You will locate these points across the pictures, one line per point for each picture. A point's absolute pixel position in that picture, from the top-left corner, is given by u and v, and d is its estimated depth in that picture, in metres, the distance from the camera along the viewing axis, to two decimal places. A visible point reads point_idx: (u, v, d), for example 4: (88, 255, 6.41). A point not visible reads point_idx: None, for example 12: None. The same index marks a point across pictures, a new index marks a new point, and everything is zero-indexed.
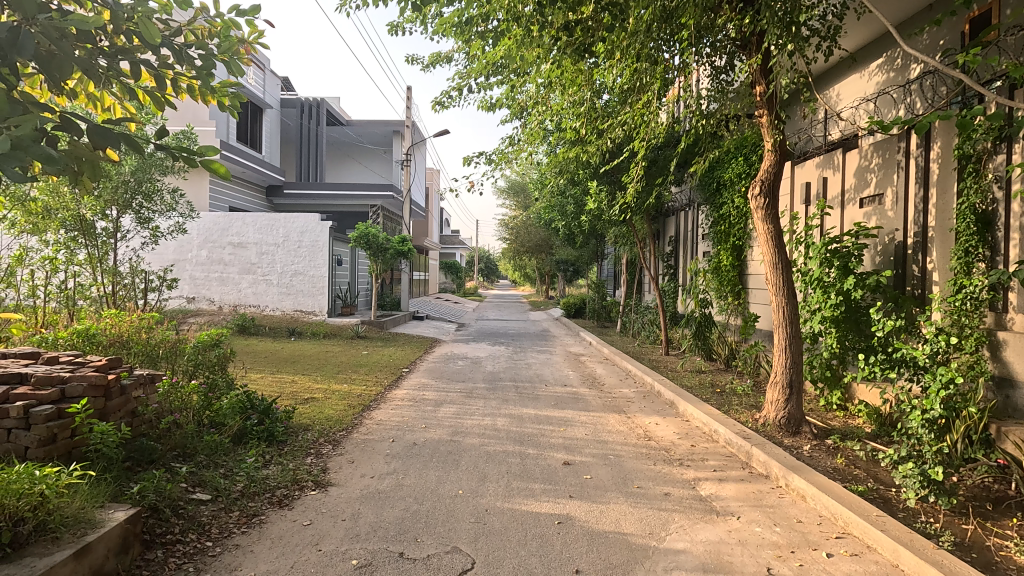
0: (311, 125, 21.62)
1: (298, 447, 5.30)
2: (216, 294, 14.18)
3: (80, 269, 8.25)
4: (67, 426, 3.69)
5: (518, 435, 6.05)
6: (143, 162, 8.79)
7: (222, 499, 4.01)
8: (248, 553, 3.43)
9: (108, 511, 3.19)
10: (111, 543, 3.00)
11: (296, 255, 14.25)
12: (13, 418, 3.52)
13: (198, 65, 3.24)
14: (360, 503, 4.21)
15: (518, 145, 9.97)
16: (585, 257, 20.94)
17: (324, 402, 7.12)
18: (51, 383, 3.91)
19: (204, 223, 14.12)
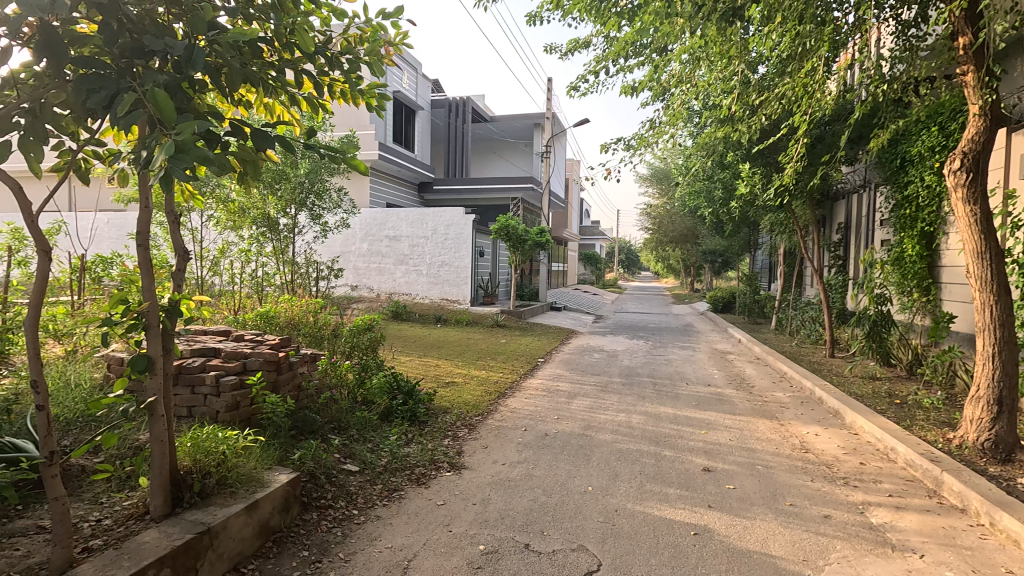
0: (457, 124, 22.65)
1: (437, 429, 5.59)
2: (374, 282, 15.58)
3: (267, 260, 9.57)
4: (247, 395, 4.28)
5: (655, 434, 5.75)
6: (315, 164, 9.91)
7: (369, 472, 4.35)
8: (387, 526, 3.67)
9: (274, 473, 3.62)
10: (275, 502, 3.39)
11: (443, 247, 15.13)
12: (208, 386, 4.15)
13: (349, 69, 3.49)
14: (491, 489, 4.29)
15: (660, 128, 9.44)
16: (736, 248, 19.37)
17: (464, 387, 7.43)
18: (236, 357, 4.56)
19: (365, 219, 15.57)
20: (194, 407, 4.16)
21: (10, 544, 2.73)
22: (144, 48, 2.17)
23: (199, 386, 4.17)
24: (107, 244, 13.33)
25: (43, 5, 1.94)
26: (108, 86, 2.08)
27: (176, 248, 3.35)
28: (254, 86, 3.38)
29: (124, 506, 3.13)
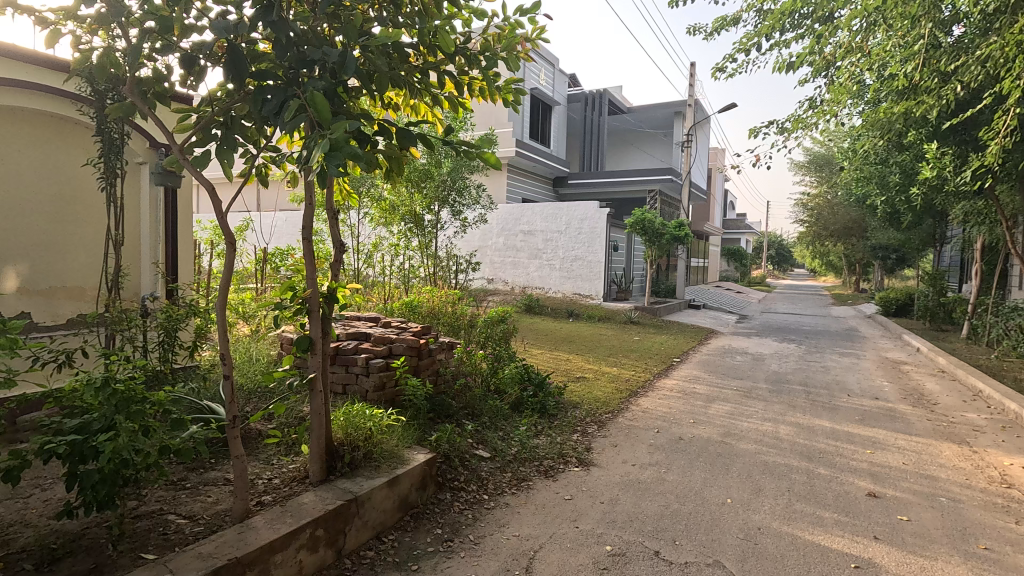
0: (594, 117, 22.37)
1: (567, 423, 5.58)
2: (509, 276, 16.03)
3: (413, 253, 10.29)
4: (392, 377, 4.62)
5: (807, 449, 5.16)
6: (456, 163, 10.41)
7: (499, 459, 4.47)
8: (515, 514, 3.74)
9: (413, 451, 3.87)
10: (414, 479, 3.62)
11: (577, 241, 15.08)
12: (359, 366, 4.57)
13: (487, 67, 3.57)
14: (620, 489, 4.16)
15: (821, 107, 8.45)
16: (916, 242, 16.71)
17: (594, 382, 7.33)
18: (383, 342, 4.95)
19: (502, 214, 16.05)
20: (348, 385, 4.60)
21: (204, 492, 3.24)
22: (307, 59, 2.41)
23: (352, 366, 4.61)
24: (284, 239, 15.33)
25: (229, 28, 2.24)
26: (279, 95, 2.35)
27: (334, 241, 3.70)
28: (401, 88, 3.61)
29: (289, 469, 3.55)
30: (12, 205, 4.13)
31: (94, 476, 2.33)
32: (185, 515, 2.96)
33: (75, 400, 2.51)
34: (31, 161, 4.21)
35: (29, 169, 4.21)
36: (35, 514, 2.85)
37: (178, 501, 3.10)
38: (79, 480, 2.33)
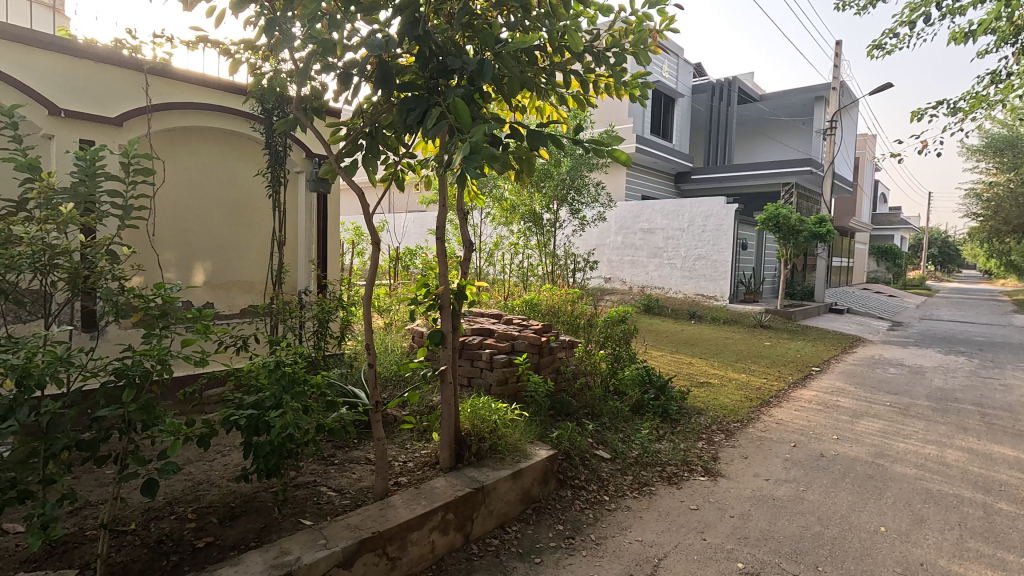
0: (721, 107, 21.11)
1: (691, 429, 5.33)
2: (628, 275, 15.67)
3: (532, 252, 10.44)
4: (514, 372, 4.75)
5: (983, 479, 4.45)
6: (576, 161, 10.38)
7: (620, 461, 4.39)
8: (637, 518, 3.66)
9: (535, 447, 3.93)
10: (536, 474, 3.68)
11: (701, 240, 14.34)
12: (483, 361, 4.75)
13: (613, 63, 3.52)
14: (751, 504, 3.90)
15: (1007, 82, 7.22)
16: None
17: (720, 389, 6.93)
18: (507, 338, 5.11)
19: (620, 213, 15.72)
20: (473, 378, 4.81)
21: (349, 468, 3.57)
22: (447, 68, 2.55)
23: (476, 361, 4.81)
24: (413, 238, 16.35)
25: (382, 45, 2.43)
26: (421, 104, 2.51)
27: (464, 240, 3.88)
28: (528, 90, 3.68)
29: (422, 454, 3.79)
30: (202, 210, 4.86)
31: (265, 446, 2.66)
32: (333, 488, 3.28)
33: (251, 380, 2.89)
34: (216, 172, 4.93)
35: (215, 179, 4.92)
36: (217, 475, 3.33)
37: (328, 475, 3.44)
38: (254, 449, 2.68)
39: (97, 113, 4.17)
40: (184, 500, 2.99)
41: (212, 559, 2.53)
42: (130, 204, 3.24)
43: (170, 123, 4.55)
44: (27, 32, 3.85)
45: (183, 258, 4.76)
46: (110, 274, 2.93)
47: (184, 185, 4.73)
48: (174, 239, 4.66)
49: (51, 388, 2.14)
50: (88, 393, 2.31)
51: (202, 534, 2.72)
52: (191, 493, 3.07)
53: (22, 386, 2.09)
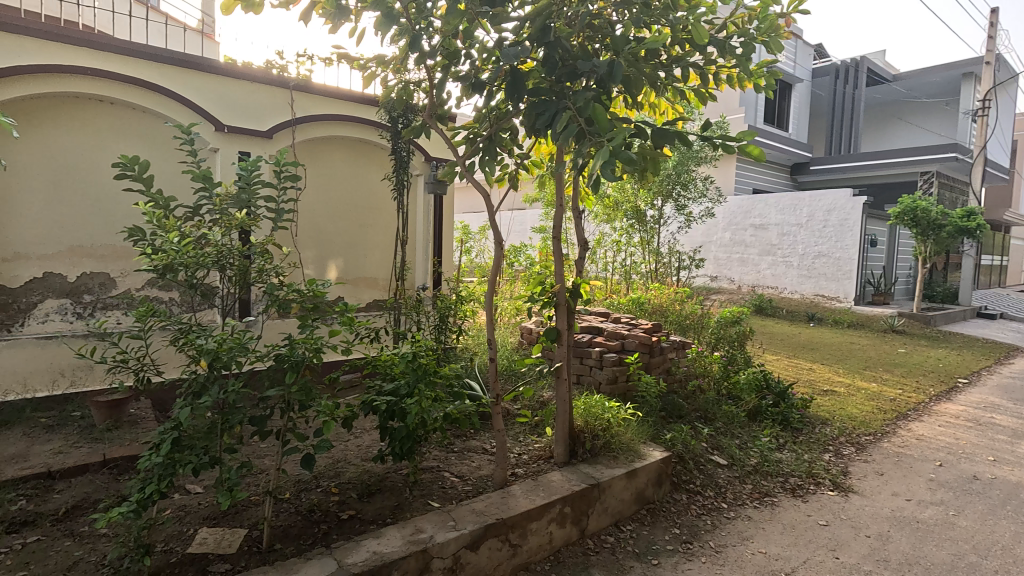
0: (846, 91, 19.29)
1: (816, 440, 4.98)
2: (736, 273, 14.80)
3: (635, 250, 10.22)
4: (625, 372, 4.71)
5: None
6: (683, 155, 9.97)
7: (738, 469, 4.21)
8: (760, 529, 3.50)
9: (649, 448, 3.89)
10: (651, 474, 3.64)
11: (821, 236, 13.26)
12: (593, 359, 4.77)
13: (739, 53, 3.36)
14: (890, 525, 3.59)
15: None
16: None
17: (847, 398, 6.39)
18: (616, 337, 5.08)
19: (729, 208, 14.78)
20: (582, 376, 4.84)
21: (468, 457, 3.75)
22: (576, 71, 2.63)
23: (586, 358, 4.84)
24: (514, 236, 16.63)
25: (517, 53, 2.52)
26: (550, 108, 2.59)
27: (578, 239, 3.91)
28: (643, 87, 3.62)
29: (535, 447, 3.89)
30: (336, 212, 5.32)
31: (400, 431, 2.89)
32: (456, 474, 3.48)
33: (387, 368, 3.13)
34: (348, 177, 5.38)
35: (347, 184, 5.37)
36: (353, 455, 3.64)
37: (449, 462, 3.65)
38: (390, 433, 2.91)
39: (252, 127, 4.71)
40: (327, 475, 3.31)
41: (356, 531, 2.78)
42: (283, 209, 3.63)
43: (310, 134, 5.03)
44: (198, 60, 4.45)
45: (320, 256, 5.25)
46: (269, 271, 3.30)
47: (322, 190, 5.22)
48: (312, 239, 5.16)
49: (234, 369, 2.48)
50: (258, 375, 2.64)
51: (345, 507, 2.99)
52: (332, 470, 3.39)
53: (212, 366, 2.44)
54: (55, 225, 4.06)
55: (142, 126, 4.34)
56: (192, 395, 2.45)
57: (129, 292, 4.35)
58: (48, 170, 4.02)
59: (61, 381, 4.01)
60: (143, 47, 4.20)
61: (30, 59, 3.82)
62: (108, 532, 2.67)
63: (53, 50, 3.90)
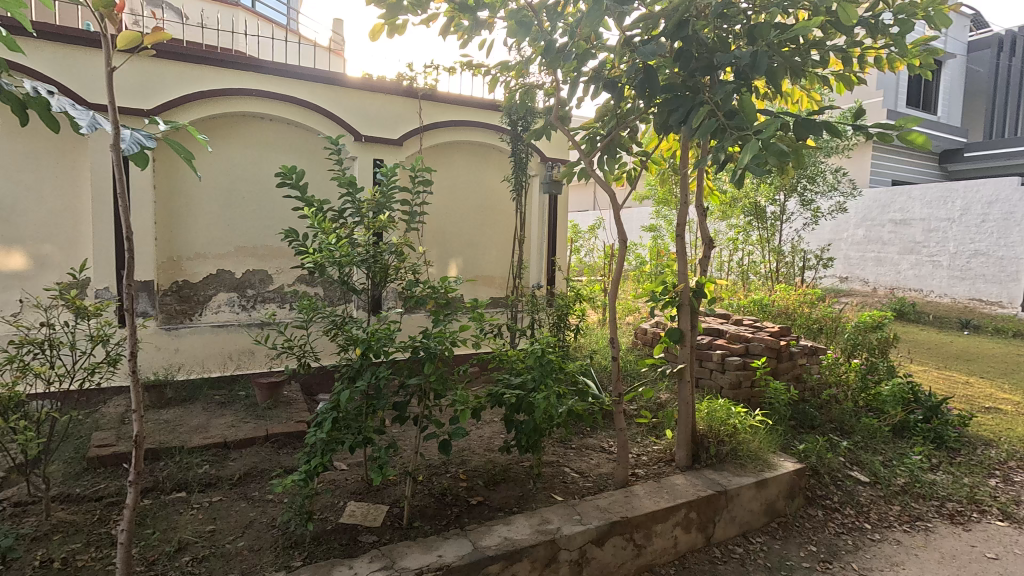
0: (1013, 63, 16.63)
1: (979, 462, 4.39)
2: (871, 274, 13.42)
3: (754, 248, 9.60)
4: (750, 376, 4.49)
5: None
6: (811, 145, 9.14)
7: (882, 488, 3.83)
8: (912, 556, 3.18)
9: (779, 458, 3.67)
10: (782, 486, 3.44)
11: (978, 232, 11.59)
12: (714, 362, 4.60)
13: (895, 31, 3.01)
14: None
15: None
16: None
17: (1017, 418, 5.55)
18: (739, 340, 4.84)
19: (863, 202, 13.45)
20: (702, 379, 4.68)
21: (586, 454, 3.79)
22: (713, 64, 2.57)
23: (707, 361, 4.68)
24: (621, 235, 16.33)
25: (653, 51, 2.51)
26: (685, 104, 2.57)
27: (703, 237, 3.78)
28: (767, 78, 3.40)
29: (655, 450, 3.83)
30: (457, 213, 5.61)
31: (527, 425, 2.97)
32: (576, 470, 3.52)
33: (514, 363, 3.24)
34: (468, 180, 5.65)
35: (467, 186, 5.65)
36: (476, 446, 3.82)
37: (568, 458, 3.70)
38: (516, 426, 3.00)
39: (385, 135, 5.09)
40: (455, 462, 3.50)
41: (485, 516, 2.92)
42: (415, 212, 3.89)
43: (435, 140, 5.33)
44: (340, 77, 4.87)
45: (442, 255, 5.56)
46: (404, 269, 3.56)
47: (445, 192, 5.52)
48: (436, 239, 5.48)
49: (383, 357, 2.71)
50: (399, 365, 2.83)
51: (473, 493, 3.15)
52: (459, 458, 3.58)
53: (365, 354, 2.69)
54: (227, 228, 4.68)
55: (293, 139, 4.87)
56: (348, 379, 2.73)
57: (282, 287, 4.90)
58: (222, 181, 4.63)
59: (230, 364, 4.61)
60: (294, 68, 4.66)
61: (206, 85, 4.41)
62: (275, 498, 3.04)
63: (224, 76, 4.46)
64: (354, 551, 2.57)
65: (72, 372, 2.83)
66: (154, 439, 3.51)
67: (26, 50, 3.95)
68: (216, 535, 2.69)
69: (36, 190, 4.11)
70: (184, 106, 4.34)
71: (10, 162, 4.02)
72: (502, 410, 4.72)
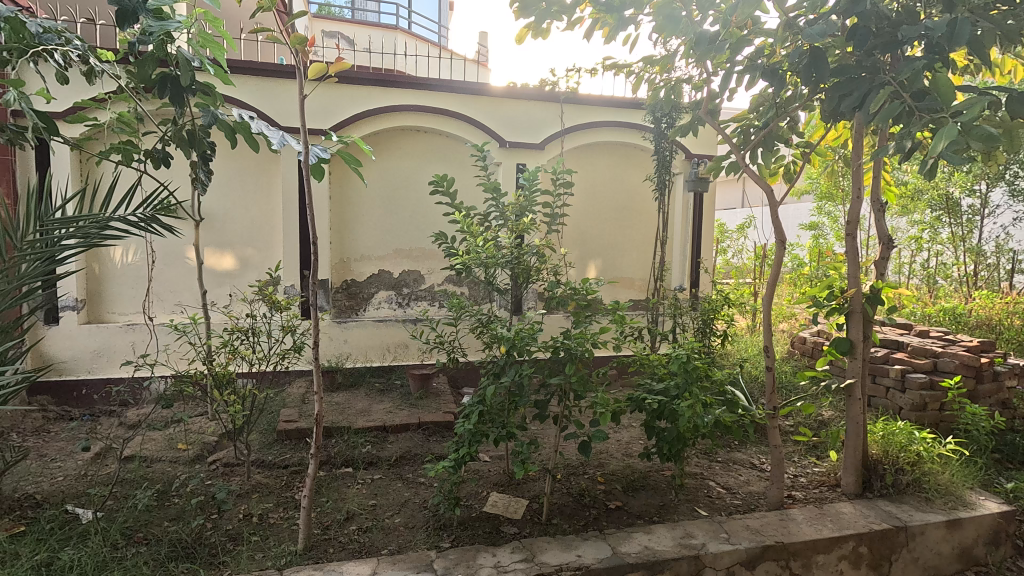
0: None
1: None
2: None
3: (945, 248, 8.20)
4: (938, 398, 3.86)
5: None
6: None
7: None
8: None
9: (978, 496, 3.11)
10: (982, 529, 2.92)
11: None
12: (891, 379, 4.03)
13: None
14: None
15: None
16: None
17: None
18: (925, 354, 4.17)
19: None
20: (875, 398, 4.15)
21: (734, 469, 3.55)
22: (898, 39, 2.26)
23: (882, 377, 4.13)
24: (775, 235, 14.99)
25: (822, 31, 2.26)
26: (861, 87, 2.31)
27: (880, 236, 3.33)
28: (969, 50, 2.92)
29: (816, 472, 3.47)
30: (597, 215, 5.61)
31: (670, 433, 2.86)
32: (722, 485, 3.31)
33: (656, 369, 3.11)
34: (609, 181, 5.62)
35: (607, 187, 5.62)
36: (615, 450, 3.78)
37: (714, 471, 3.49)
38: (658, 433, 2.90)
39: (528, 141, 5.24)
40: (593, 464, 3.50)
41: (624, 522, 2.88)
42: (556, 213, 3.95)
43: (576, 142, 5.37)
44: (488, 87, 5.11)
45: (581, 257, 5.59)
46: (545, 271, 3.63)
47: (585, 194, 5.55)
48: (576, 241, 5.53)
49: (526, 356, 2.79)
50: (541, 364, 2.89)
51: (612, 497, 3.11)
52: (597, 460, 3.56)
53: (509, 352, 2.79)
54: (388, 232, 5.16)
55: (444, 149, 5.23)
56: (493, 375, 2.86)
57: (433, 287, 5.28)
58: (384, 189, 5.12)
59: (388, 356, 5.08)
60: (447, 82, 4.99)
61: (373, 104, 4.89)
62: (427, 482, 3.29)
63: (386, 94, 4.92)
64: (497, 540, 2.68)
65: (267, 356, 3.33)
66: (328, 419, 3.99)
67: (237, 85, 4.71)
68: (377, 509, 2.99)
69: (242, 202, 4.89)
70: (354, 123, 4.86)
71: (225, 179, 4.84)
72: (643, 415, 4.62)
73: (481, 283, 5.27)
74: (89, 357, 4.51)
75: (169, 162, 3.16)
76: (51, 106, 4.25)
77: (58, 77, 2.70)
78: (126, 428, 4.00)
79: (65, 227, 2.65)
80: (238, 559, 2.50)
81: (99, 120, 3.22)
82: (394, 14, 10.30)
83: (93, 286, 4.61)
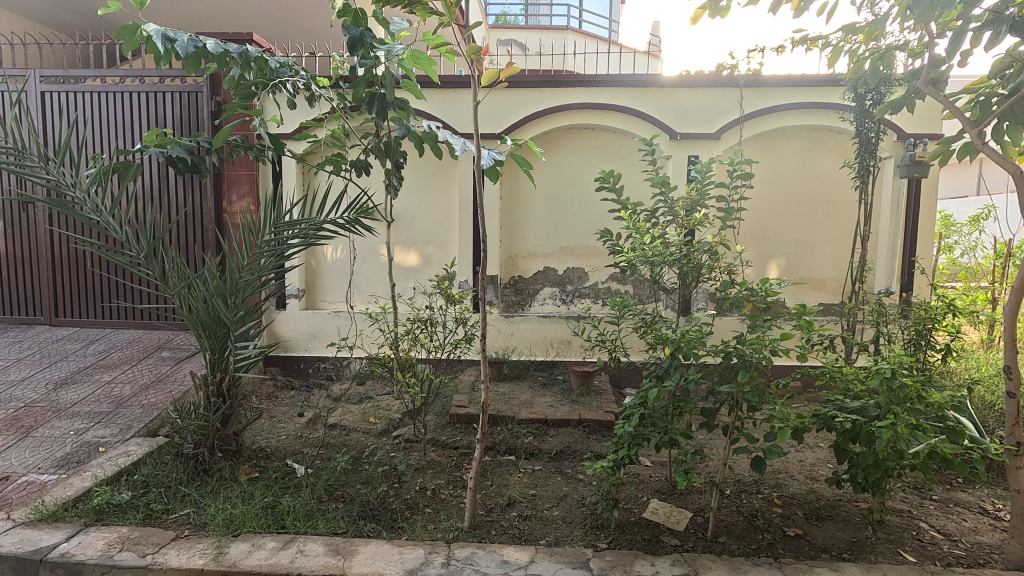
0: None
1: None
2: None
3: None
4: None
5: None
6: None
7: None
8: None
9: None
10: None
11: None
12: None
13: None
14: None
15: None
16: None
17: None
18: None
19: None
20: None
21: (955, 512, 2.94)
22: None
23: None
24: None
25: None
26: None
27: None
28: None
29: None
30: (782, 208, 5.07)
31: (867, 459, 2.45)
32: (938, 529, 2.77)
33: (851, 385, 2.69)
34: (797, 170, 5.04)
35: (794, 177, 5.05)
36: (796, 470, 3.39)
37: (927, 511, 2.93)
38: (851, 458, 2.50)
39: (701, 131, 4.93)
40: (768, 483, 3.17)
41: (805, 553, 2.56)
42: (732, 207, 3.61)
43: (758, 128, 4.90)
44: (660, 77, 4.92)
45: (762, 254, 5.11)
46: (719, 269, 3.34)
47: (767, 186, 5.07)
48: (755, 237, 5.08)
49: (692, 360, 2.62)
50: (710, 369, 2.69)
51: (790, 523, 2.79)
52: (774, 479, 3.22)
53: (674, 355, 2.64)
54: (554, 230, 5.27)
55: (612, 145, 5.17)
56: (656, 378, 2.74)
57: (597, 284, 5.27)
58: (552, 188, 5.23)
59: (552, 350, 5.19)
60: (617, 76, 4.92)
61: (544, 104, 5.02)
62: (585, 479, 3.30)
63: (557, 95, 5.01)
64: (656, 549, 2.59)
65: (442, 345, 3.61)
66: (494, 407, 4.21)
67: (427, 97, 5.20)
68: (537, 499, 3.08)
69: (427, 204, 5.39)
70: (526, 124, 5.05)
71: (414, 183, 5.37)
72: (832, 434, 4.07)
73: (647, 282, 5.12)
74: (306, 337, 5.37)
75: (368, 170, 3.59)
76: (284, 129, 5.15)
77: (289, 103, 3.21)
78: (331, 400, 4.70)
79: (292, 228, 3.18)
80: (413, 526, 2.78)
81: (317, 138, 3.73)
82: (566, 15, 10.42)
83: (310, 277, 5.47)
